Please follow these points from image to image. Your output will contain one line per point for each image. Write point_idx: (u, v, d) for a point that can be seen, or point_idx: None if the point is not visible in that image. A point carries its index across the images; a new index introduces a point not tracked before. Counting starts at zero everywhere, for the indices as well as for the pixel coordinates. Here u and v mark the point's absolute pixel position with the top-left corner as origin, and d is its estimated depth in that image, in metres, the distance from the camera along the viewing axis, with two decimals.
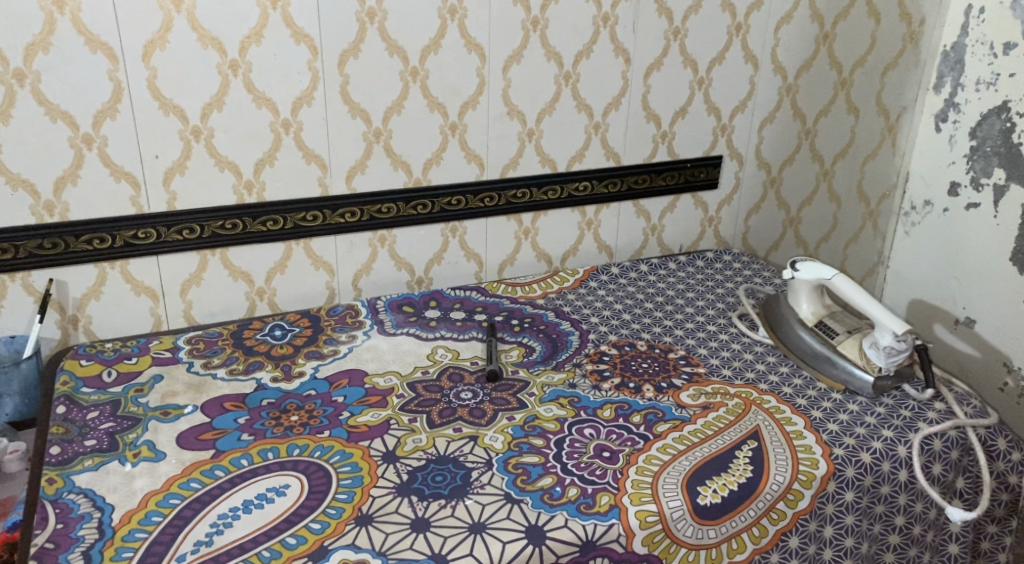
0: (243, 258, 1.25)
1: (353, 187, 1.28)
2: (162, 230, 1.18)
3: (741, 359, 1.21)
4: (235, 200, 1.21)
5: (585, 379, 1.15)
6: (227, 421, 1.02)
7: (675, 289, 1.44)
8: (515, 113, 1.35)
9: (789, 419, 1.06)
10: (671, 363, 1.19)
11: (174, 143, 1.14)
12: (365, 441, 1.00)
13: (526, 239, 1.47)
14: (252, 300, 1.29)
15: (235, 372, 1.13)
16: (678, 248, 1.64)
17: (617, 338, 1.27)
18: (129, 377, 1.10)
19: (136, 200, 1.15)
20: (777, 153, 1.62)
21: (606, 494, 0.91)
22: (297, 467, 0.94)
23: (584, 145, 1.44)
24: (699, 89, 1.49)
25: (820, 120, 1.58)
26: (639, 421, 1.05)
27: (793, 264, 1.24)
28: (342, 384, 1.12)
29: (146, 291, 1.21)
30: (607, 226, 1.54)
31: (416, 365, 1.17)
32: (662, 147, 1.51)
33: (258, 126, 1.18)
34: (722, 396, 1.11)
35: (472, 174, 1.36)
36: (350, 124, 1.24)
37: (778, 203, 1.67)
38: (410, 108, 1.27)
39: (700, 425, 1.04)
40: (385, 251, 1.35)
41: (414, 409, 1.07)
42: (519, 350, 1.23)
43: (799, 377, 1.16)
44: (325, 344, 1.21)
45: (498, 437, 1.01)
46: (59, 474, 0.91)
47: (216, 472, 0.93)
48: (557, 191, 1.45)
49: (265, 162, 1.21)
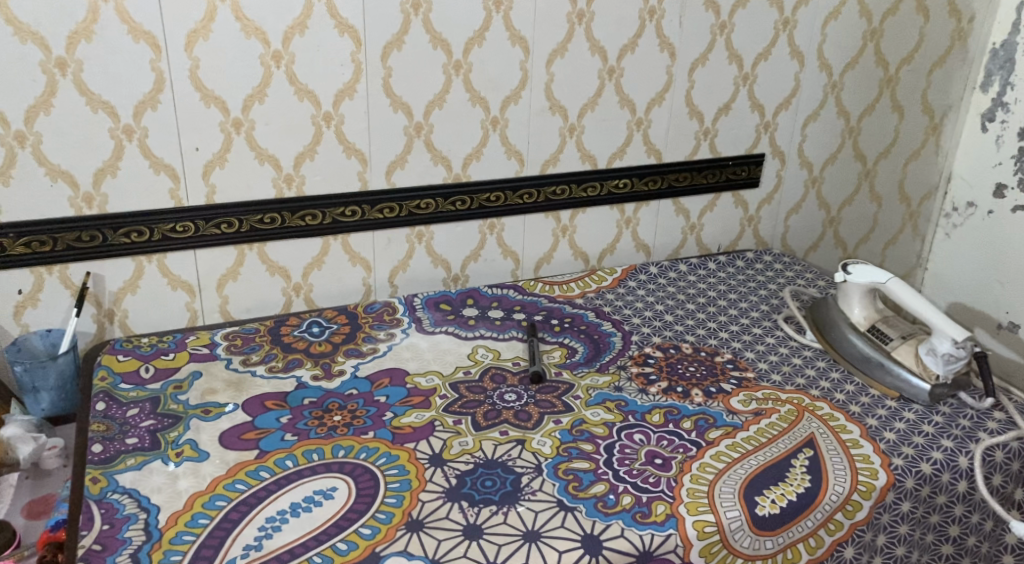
0: (280, 253, 1.23)
1: (392, 183, 1.26)
2: (200, 224, 1.16)
3: (790, 363, 1.18)
4: (275, 193, 1.19)
5: (630, 382, 1.12)
6: (269, 420, 1.00)
7: (717, 290, 1.42)
8: (557, 108, 1.32)
9: (844, 427, 1.03)
10: (719, 366, 1.16)
11: (215, 134, 1.12)
12: (411, 443, 0.97)
13: (564, 237, 1.44)
14: (289, 296, 1.27)
15: (274, 369, 1.11)
16: (717, 248, 1.61)
17: (661, 340, 1.24)
18: (167, 373, 1.08)
19: (175, 193, 1.13)
20: (820, 153, 1.59)
21: (661, 503, 0.89)
22: (343, 470, 0.92)
23: (626, 142, 1.41)
24: (744, 85, 1.45)
25: (865, 118, 1.57)
26: (690, 427, 1.02)
27: (845, 267, 1.21)
28: (383, 384, 1.09)
29: (182, 286, 1.19)
30: (646, 224, 1.51)
31: (458, 365, 1.15)
32: (704, 144, 1.48)
33: (300, 119, 1.16)
34: (774, 402, 1.08)
35: (511, 170, 1.33)
36: (391, 117, 1.21)
37: (819, 203, 1.64)
38: (452, 102, 1.24)
39: (753, 432, 1.01)
40: (422, 248, 1.33)
41: (458, 411, 1.04)
42: (561, 351, 1.20)
43: (851, 383, 1.13)
44: (364, 342, 1.19)
45: (546, 441, 0.99)
46: (102, 474, 0.89)
47: (261, 473, 0.91)
48: (597, 188, 1.42)
49: (306, 155, 1.18)
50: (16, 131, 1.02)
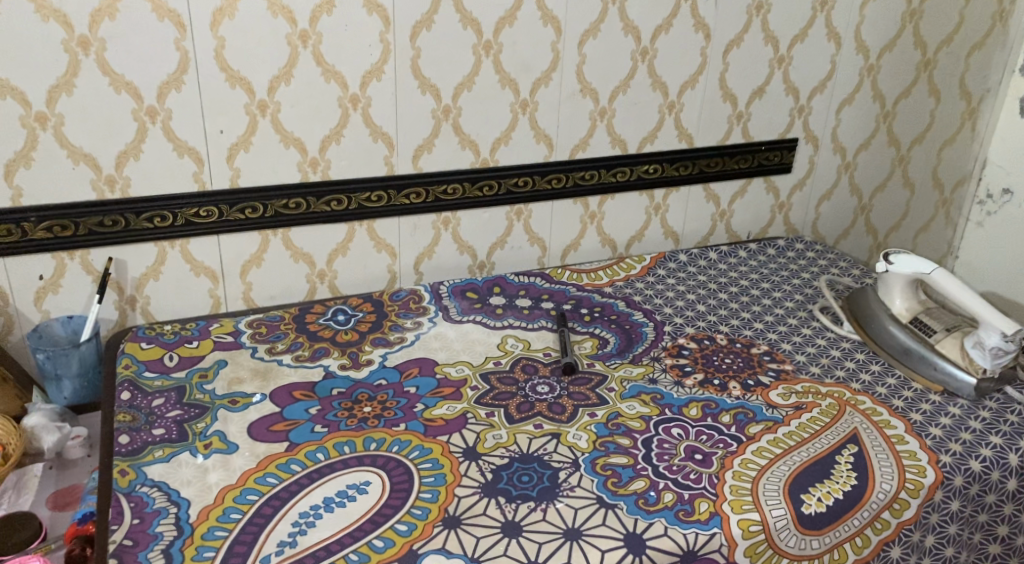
0: (305, 239, 1.20)
1: (418, 167, 1.22)
2: (224, 208, 1.13)
3: (829, 356, 1.15)
4: (300, 177, 1.16)
5: (666, 373, 1.09)
6: (298, 411, 0.98)
7: (749, 279, 1.38)
8: (588, 90, 1.28)
9: (888, 422, 1.01)
10: (756, 359, 1.14)
11: (240, 117, 1.09)
12: (444, 436, 0.95)
13: (592, 223, 1.41)
14: (313, 283, 1.24)
15: (301, 358, 1.08)
16: (746, 235, 1.57)
17: (694, 330, 1.21)
18: (192, 362, 1.06)
19: (199, 176, 1.10)
20: (854, 138, 1.54)
21: (704, 501, 0.86)
22: (375, 463, 0.90)
23: (657, 126, 1.37)
24: (779, 68, 1.41)
25: (900, 103, 1.53)
26: (729, 422, 1.00)
27: (887, 257, 1.17)
28: (413, 374, 1.07)
29: (205, 272, 1.16)
30: (675, 211, 1.47)
31: (488, 355, 1.12)
32: (736, 129, 1.44)
33: (326, 101, 1.13)
34: (814, 396, 1.06)
35: (540, 154, 1.30)
36: (419, 100, 1.18)
37: (851, 189, 1.60)
38: (481, 84, 1.20)
39: (795, 427, 0.99)
40: (448, 234, 1.30)
41: (491, 403, 1.02)
42: (593, 342, 1.17)
43: (892, 376, 1.11)
44: (391, 331, 1.16)
45: (582, 435, 0.96)
46: (130, 466, 0.87)
47: (292, 466, 0.88)
48: (627, 173, 1.38)
49: (331, 139, 1.15)
50: (38, 112, 0.99)
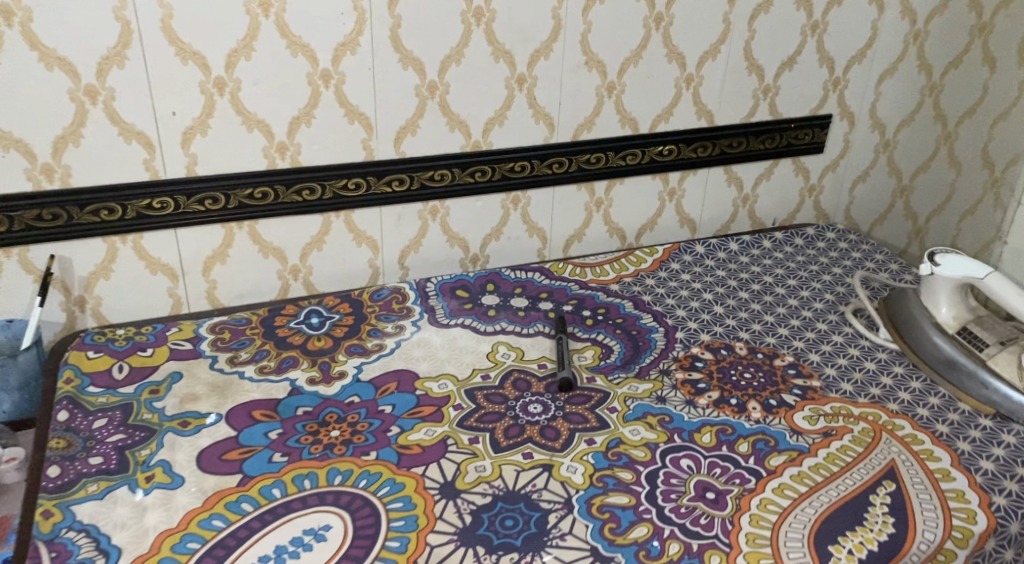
0: (274, 232, 1.07)
1: (401, 152, 1.09)
2: (181, 200, 1.00)
3: (862, 369, 1.02)
4: (266, 164, 1.03)
5: (676, 391, 0.97)
6: (256, 436, 0.86)
7: (773, 275, 1.25)
8: (595, 63, 1.13)
9: (931, 453, 0.88)
10: (779, 373, 1.00)
11: (194, 97, 0.95)
12: (419, 468, 0.83)
13: (598, 211, 1.27)
14: (285, 280, 1.12)
15: (266, 370, 0.97)
16: (771, 223, 1.43)
17: (710, 337, 1.08)
18: (143, 374, 0.95)
19: (150, 164, 0.97)
20: (893, 114, 1.43)
21: (716, 554, 0.74)
22: (338, 502, 0.78)
23: (673, 102, 1.22)
24: (813, 35, 1.26)
25: (949, 73, 1.33)
26: (747, 451, 0.87)
27: (931, 258, 1.02)
28: (390, 390, 0.95)
29: (163, 270, 1.04)
30: (692, 196, 1.33)
31: (476, 367, 1.00)
32: (763, 104, 1.29)
33: (293, 77, 0.99)
34: (845, 419, 0.93)
35: (540, 136, 1.16)
36: (400, 76, 1.04)
37: (889, 169, 1.47)
38: (471, 56, 1.06)
39: (823, 459, 0.87)
40: (436, 225, 1.17)
41: (475, 426, 0.90)
42: (595, 351, 1.04)
43: (935, 395, 0.97)
44: (369, 337, 1.04)
45: (577, 468, 0.84)
46: (57, 505, 0.75)
47: (243, 506, 0.77)
48: (638, 155, 1.24)
49: (301, 121, 1.02)
50: None
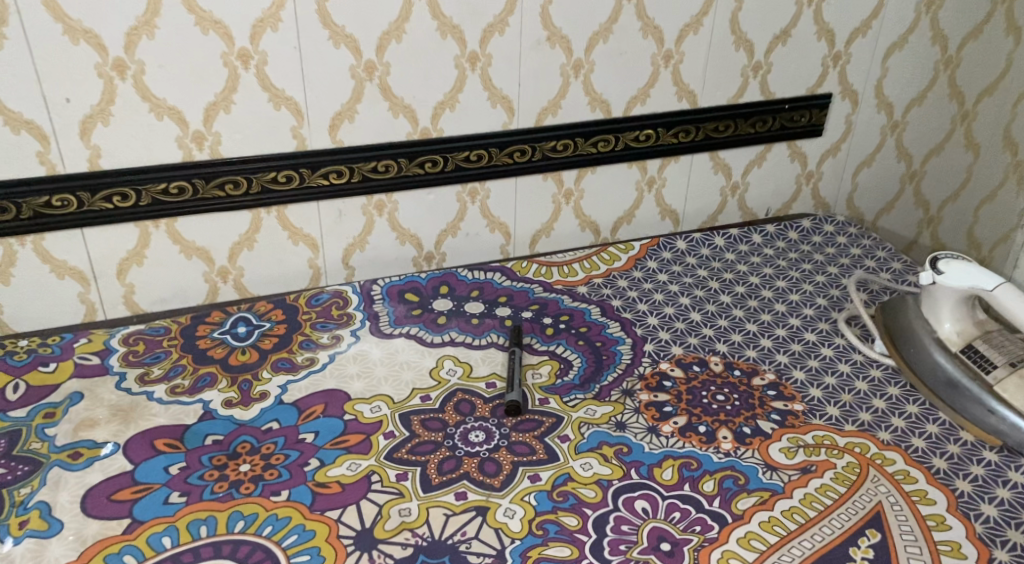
0: (197, 231, 0.96)
1: (338, 141, 0.97)
2: (84, 197, 0.89)
3: (852, 391, 0.90)
4: (182, 156, 0.91)
5: (638, 416, 0.85)
6: (155, 471, 0.76)
7: (761, 275, 1.12)
8: (558, 38, 1.00)
9: (925, 494, 0.76)
10: (758, 395, 0.89)
11: (91, 81, 0.84)
12: (334, 512, 0.73)
13: (567, 204, 1.14)
14: (213, 283, 1.01)
15: (178, 391, 0.86)
16: (764, 213, 1.30)
17: (683, 351, 0.96)
18: (39, 394, 0.85)
19: (45, 157, 0.86)
20: (904, 92, 1.25)
21: None
22: (235, 555, 0.68)
23: (650, 82, 1.09)
24: (810, 5, 1.11)
25: (966, 46, 1.22)
26: (711, 491, 0.76)
27: (934, 264, 0.90)
28: (315, 414, 0.84)
29: (71, 274, 0.93)
30: (674, 185, 1.20)
31: (415, 386, 0.89)
32: (753, 84, 1.15)
33: (206, 59, 0.87)
34: (828, 452, 0.81)
35: (498, 121, 1.03)
36: (332, 55, 0.91)
37: (898, 152, 1.31)
38: (414, 33, 0.93)
39: (798, 502, 0.75)
40: (383, 221, 1.05)
41: (405, 459, 0.79)
42: (552, 366, 0.93)
43: (933, 422, 0.85)
44: (301, 349, 0.93)
45: (516, 512, 0.74)
46: None
47: (124, 558, 0.67)
48: (611, 142, 1.11)
49: (219, 107, 0.90)
50: None
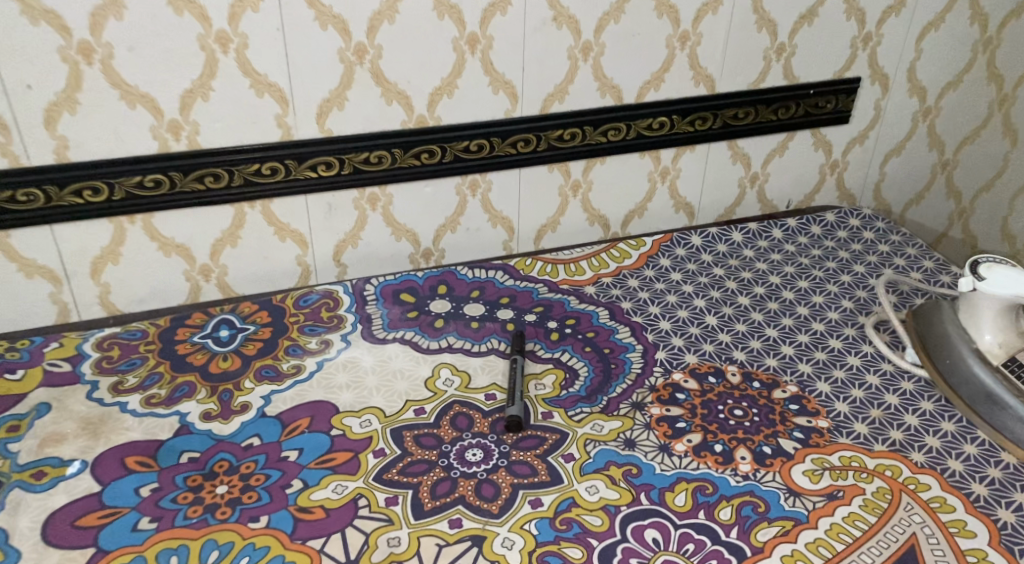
0: (176, 228, 0.90)
1: (327, 131, 0.90)
2: (52, 191, 0.82)
3: (882, 405, 0.83)
4: (157, 147, 0.84)
5: (648, 433, 0.79)
6: (124, 493, 0.70)
7: (781, 274, 1.05)
8: (565, 19, 0.92)
9: (964, 526, 0.69)
10: (779, 410, 0.82)
11: (54, 66, 0.77)
12: (316, 541, 0.67)
13: (575, 196, 1.07)
14: (195, 282, 0.95)
15: (153, 402, 0.80)
16: (785, 205, 1.22)
17: (697, 359, 0.89)
18: (4, 405, 0.79)
19: (7, 148, 0.79)
20: (939, 75, 1.17)
21: None
22: None
23: (665, 65, 1.01)
24: None
25: (1007, 26, 1.14)
26: (729, 520, 0.70)
27: (975, 270, 0.82)
28: (300, 429, 0.78)
29: (41, 273, 0.87)
30: (689, 176, 1.12)
31: (408, 397, 0.83)
32: (776, 67, 1.07)
33: (180, 42, 0.80)
34: (856, 476, 0.75)
35: (500, 108, 0.96)
36: (318, 38, 0.84)
37: (930, 140, 1.23)
38: (408, 14, 0.86)
39: (824, 533, 0.69)
40: (377, 216, 0.98)
41: (395, 481, 0.73)
42: (556, 375, 0.86)
43: (971, 442, 0.78)
44: (287, 356, 0.87)
45: (515, 541, 0.67)
46: None
47: None
48: (622, 130, 1.03)
49: (196, 94, 0.83)
50: None
